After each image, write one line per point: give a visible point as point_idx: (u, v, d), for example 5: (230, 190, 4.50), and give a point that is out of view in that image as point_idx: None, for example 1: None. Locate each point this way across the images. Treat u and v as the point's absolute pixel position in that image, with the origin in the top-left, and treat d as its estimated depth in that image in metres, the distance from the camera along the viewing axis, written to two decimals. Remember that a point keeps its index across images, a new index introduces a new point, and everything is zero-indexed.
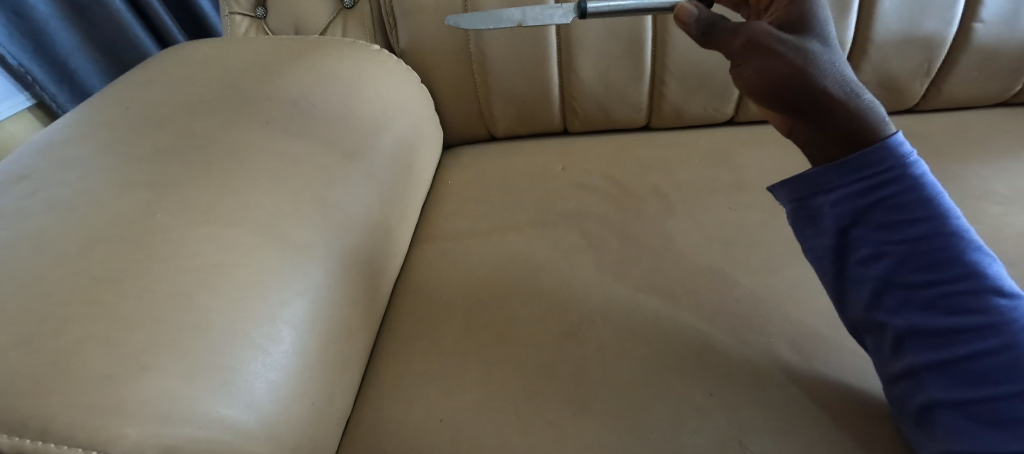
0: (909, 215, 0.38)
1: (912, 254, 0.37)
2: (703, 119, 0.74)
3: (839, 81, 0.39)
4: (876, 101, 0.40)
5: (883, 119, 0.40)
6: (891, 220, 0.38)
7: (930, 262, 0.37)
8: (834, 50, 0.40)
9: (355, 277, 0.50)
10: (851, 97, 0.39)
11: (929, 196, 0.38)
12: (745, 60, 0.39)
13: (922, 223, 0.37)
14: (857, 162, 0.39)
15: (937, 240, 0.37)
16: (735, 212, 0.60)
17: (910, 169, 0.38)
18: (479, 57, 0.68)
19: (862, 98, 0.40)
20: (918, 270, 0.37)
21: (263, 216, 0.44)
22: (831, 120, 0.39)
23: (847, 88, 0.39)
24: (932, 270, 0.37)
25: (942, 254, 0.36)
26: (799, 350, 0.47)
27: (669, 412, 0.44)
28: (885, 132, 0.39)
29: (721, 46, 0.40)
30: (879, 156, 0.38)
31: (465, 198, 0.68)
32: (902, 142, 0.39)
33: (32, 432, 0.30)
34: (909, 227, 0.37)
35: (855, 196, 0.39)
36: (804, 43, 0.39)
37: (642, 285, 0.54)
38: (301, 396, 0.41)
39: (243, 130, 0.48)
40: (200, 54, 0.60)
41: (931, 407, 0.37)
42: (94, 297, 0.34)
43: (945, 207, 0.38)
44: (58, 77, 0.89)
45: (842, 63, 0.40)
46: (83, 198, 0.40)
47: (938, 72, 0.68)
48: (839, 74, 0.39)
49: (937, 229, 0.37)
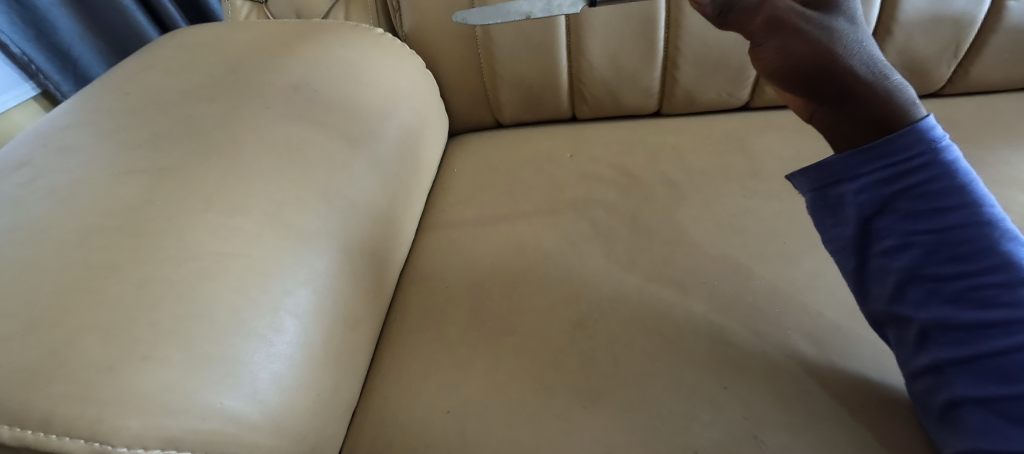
0: (938, 204, 0.36)
1: (940, 245, 0.36)
2: (717, 104, 0.72)
3: (866, 61, 0.38)
4: (906, 83, 0.39)
5: (914, 102, 0.38)
6: (918, 209, 0.37)
7: (959, 253, 0.36)
8: (861, 28, 0.39)
9: (359, 266, 0.49)
10: (879, 78, 0.38)
11: (961, 183, 0.36)
12: (766, 39, 0.38)
13: (952, 212, 0.36)
14: (883, 148, 0.37)
15: (967, 229, 0.35)
16: (750, 200, 0.59)
17: (942, 155, 0.37)
18: (485, 42, 0.67)
19: (892, 79, 0.38)
20: (946, 261, 0.36)
21: (265, 204, 0.43)
22: (856, 103, 0.38)
23: (876, 68, 0.38)
24: (961, 262, 0.36)
25: (972, 244, 0.35)
26: (815, 342, 0.46)
27: (682, 404, 0.43)
28: (916, 115, 0.37)
29: (740, 25, 0.39)
30: (908, 141, 0.37)
31: (473, 186, 0.67)
32: (933, 127, 0.37)
33: (34, 423, 0.29)
34: (938, 216, 0.36)
35: (881, 184, 0.38)
36: (830, 21, 0.38)
37: (655, 275, 0.53)
38: (306, 387, 0.41)
39: (245, 115, 0.47)
40: (201, 39, 0.58)
41: (956, 404, 0.36)
42: (92, 286, 0.33)
43: (978, 195, 0.36)
44: (62, 66, 0.89)
45: (869, 43, 0.39)
46: (82, 185, 0.40)
47: (966, 54, 0.66)
48: (866, 53, 0.38)
49: (968, 218, 0.36)
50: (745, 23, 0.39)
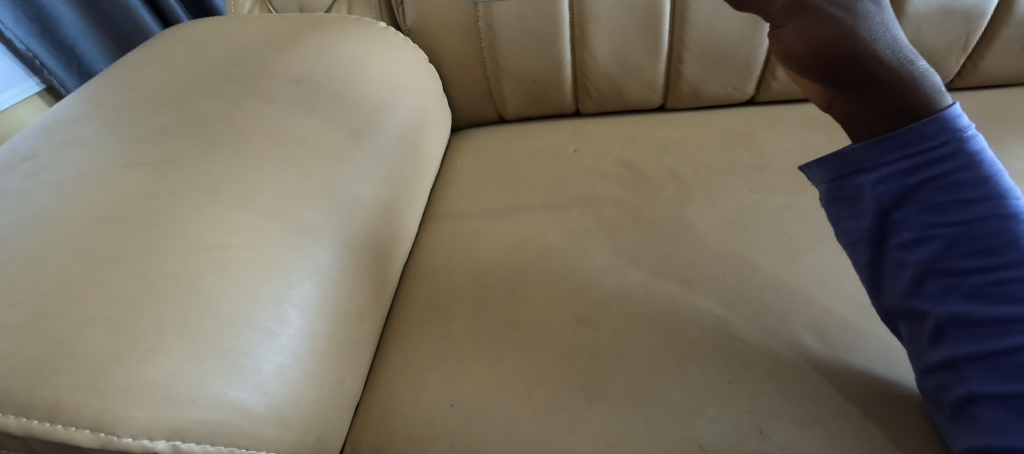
0: (961, 196, 0.36)
1: (961, 238, 0.36)
2: (723, 98, 0.72)
3: (890, 46, 0.38)
4: (931, 70, 0.38)
5: (940, 90, 0.38)
6: (940, 200, 0.37)
7: (981, 246, 0.35)
8: (886, 11, 0.39)
9: (363, 260, 0.49)
10: (904, 64, 0.37)
11: (985, 174, 0.36)
12: (787, 22, 0.39)
13: (975, 204, 0.36)
14: (904, 138, 0.37)
15: (990, 222, 0.35)
16: (756, 195, 0.59)
17: (967, 144, 0.36)
18: (489, 36, 0.67)
19: (916, 65, 0.38)
20: (967, 255, 0.36)
21: (268, 196, 0.43)
22: (879, 90, 0.37)
23: (901, 54, 0.38)
24: (983, 256, 0.35)
25: (994, 238, 0.35)
26: (821, 337, 0.46)
27: (687, 398, 0.43)
28: (941, 103, 0.37)
29: (759, 8, 0.40)
30: (932, 130, 0.36)
31: (476, 180, 0.67)
32: (959, 115, 0.37)
33: (40, 413, 0.29)
34: (960, 209, 0.36)
35: (901, 174, 0.38)
36: (855, 3, 0.38)
37: (661, 270, 0.53)
38: (312, 380, 0.41)
39: (249, 108, 0.47)
40: (204, 32, 0.58)
41: (971, 400, 0.36)
42: (96, 278, 0.33)
43: (1003, 186, 0.36)
44: (67, 62, 0.89)
45: (894, 27, 0.38)
46: (87, 178, 0.40)
47: (975, 47, 0.65)
48: (891, 38, 0.38)
49: (991, 211, 0.35)
50: (765, 4, 0.39)
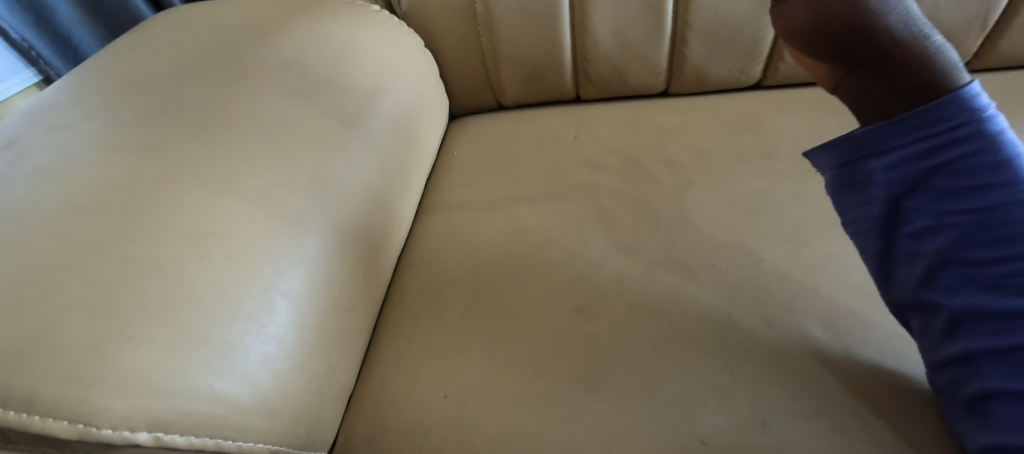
0: (979, 181, 0.34)
1: (978, 225, 0.34)
2: (728, 82, 0.70)
3: (903, 19, 0.36)
4: (949, 46, 0.36)
5: (957, 68, 0.36)
6: (955, 186, 0.35)
7: (1000, 234, 0.34)
8: None
9: (355, 248, 0.48)
10: (918, 39, 0.35)
11: (1006, 158, 0.34)
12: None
13: (994, 189, 0.34)
14: (917, 120, 0.35)
15: (1011, 209, 0.33)
16: (761, 182, 0.57)
17: (986, 125, 0.34)
18: (486, 18, 0.65)
19: (933, 40, 0.36)
20: (985, 244, 0.34)
21: (256, 182, 0.42)
22: (890, 67, 0.36)
23: (915, 29, 0.36)
24: (1002, 244, 0.34)
25: (1014, 226, 0.33)
26: (827, 327, 0.44)
27: (688, 390, 0.42)
28: (959, 82, 0.35)
29: None
30: (949, 110, 0.34)
31: (474, 168, 0.66)
32: (977, 94, 0.35)
33: (16, 403, 0.28)
34: (977, 195, 0.34)
35: (914, 158, 0.36)
36: None
37: (662, 258, 0.51)
38: (301, 370, 0.40)
39: (238, 92, 0.46)
40: (193, 15, 0.57)
41: (987, 397, 0.34)
42: (73, 264, 0.32)
43: None
44: (63, 52, 0.88)
45: (908, 1, 0.37)
46: (70, 164, 0.39)
47: (994, 25, 0.63)
48: (904, 12, 0.36)
49: (1012, 197, 0.34)
50: None
